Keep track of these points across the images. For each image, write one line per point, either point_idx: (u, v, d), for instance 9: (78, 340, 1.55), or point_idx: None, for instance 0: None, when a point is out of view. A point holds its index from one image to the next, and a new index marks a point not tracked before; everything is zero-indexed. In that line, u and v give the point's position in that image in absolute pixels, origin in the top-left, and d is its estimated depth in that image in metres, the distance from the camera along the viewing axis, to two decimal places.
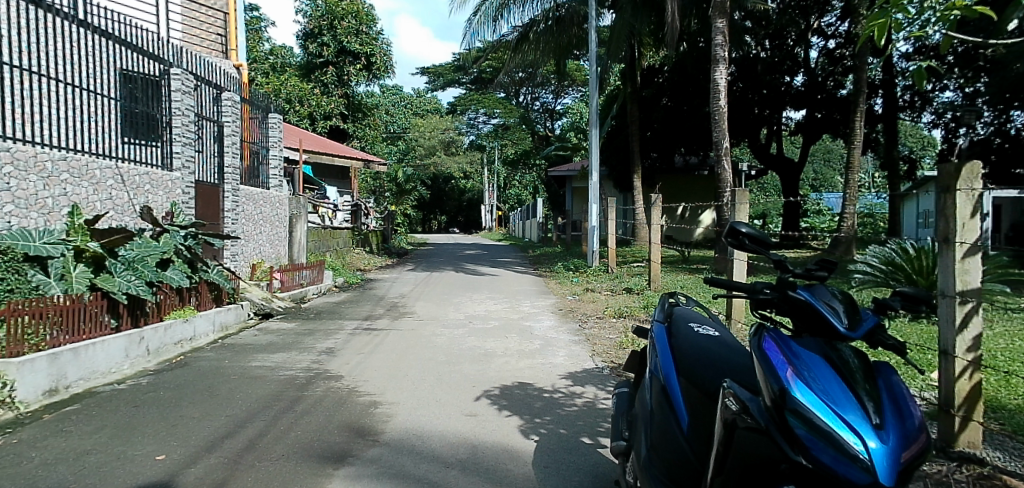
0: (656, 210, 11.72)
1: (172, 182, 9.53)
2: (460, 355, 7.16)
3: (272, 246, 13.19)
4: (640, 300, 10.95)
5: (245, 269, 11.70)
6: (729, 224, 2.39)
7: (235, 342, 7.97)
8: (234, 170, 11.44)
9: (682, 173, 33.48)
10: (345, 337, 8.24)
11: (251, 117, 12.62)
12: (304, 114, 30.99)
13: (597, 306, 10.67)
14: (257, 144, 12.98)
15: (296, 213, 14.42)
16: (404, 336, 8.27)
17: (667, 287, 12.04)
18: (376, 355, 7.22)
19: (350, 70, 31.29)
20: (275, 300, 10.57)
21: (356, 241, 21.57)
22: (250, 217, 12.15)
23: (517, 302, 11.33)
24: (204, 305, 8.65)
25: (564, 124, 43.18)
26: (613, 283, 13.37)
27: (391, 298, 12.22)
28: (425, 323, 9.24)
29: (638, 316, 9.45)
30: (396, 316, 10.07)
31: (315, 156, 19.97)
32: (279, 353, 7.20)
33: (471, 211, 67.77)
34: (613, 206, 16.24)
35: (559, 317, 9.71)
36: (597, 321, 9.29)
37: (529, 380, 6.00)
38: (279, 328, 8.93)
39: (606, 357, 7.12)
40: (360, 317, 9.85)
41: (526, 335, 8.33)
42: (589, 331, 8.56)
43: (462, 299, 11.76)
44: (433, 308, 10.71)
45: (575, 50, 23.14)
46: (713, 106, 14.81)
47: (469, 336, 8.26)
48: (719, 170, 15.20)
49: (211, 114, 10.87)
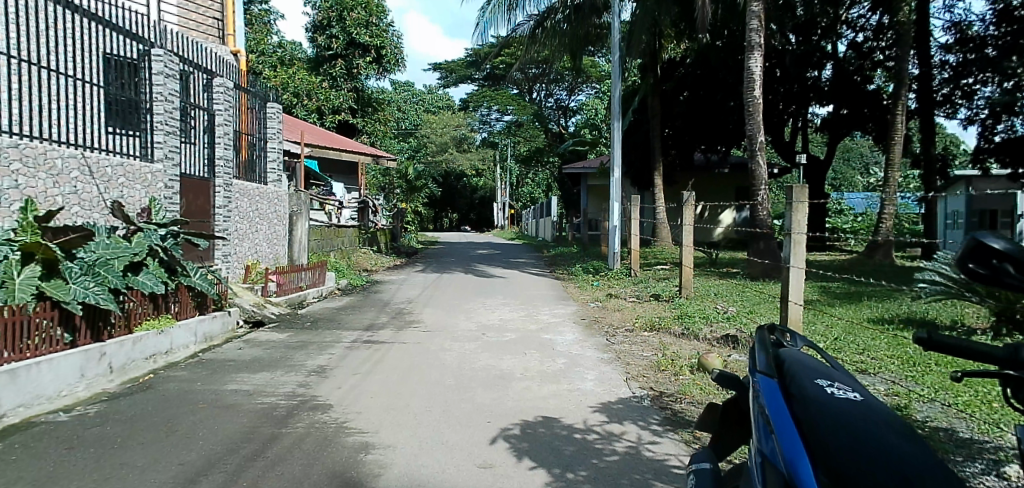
0: (689, 210, 10.58)
1: (153, 175, 8.50)
2: (473, 377, 6.10)
3: (269, 245, 12.27)
4: (672, 309, 9.84)
5: (238, 271, 10.82)
6: (970, 240, 1.36)
7: (216, 358, 6.97)
8: (226, 163, 10.42)
9: (702, 171, 32.29)
10: (341, 352, 7.21)
11: (246, 107, 11.61)
12: (312, 108, 30.05)
13: (625, 316, 9.57)
14: (254, 135, 11.96)
15: (297, 211, 13.46)
16: (409, 352, 7.25)
17: (700, 294, 10.92)
18: (374, 376, 6.18)
19: (359, 63, 30.41)
20: (268, 305, 9.66)
21: (363, 240, 20.61)
22: (245, 215, 11.22)
23: (535, 309, 10.29)
24: (186, 313, 7.71)
25: (580, 120, 42.03)
26: (639, 289, 12.25)
27: (398, 303, 11.21)
28: (433, 335, 8.19)
29: (672, 328, 8.37)
30: (401, 325, 9.05)
31: (321, 151, 18.99)
32: (261, 373, 6.18)
33: (483, 210, 66.71)
34: (636, 204, 15.13)
35: (584, 328, 8.64)
36: (626, 334, 8.21)
37: (555, 415, 4.94)
38: (269, 339, 7.93)
39: (643, 382, 6.03)
40: (362, 327, 8.84)
41: (548, 352, 7.27)
42: (619, 347, 7.47)
43: (475, 305, 10.72)
44: (441, 317, 9.67)
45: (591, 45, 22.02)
46: (747, 97, 13.63)
47: (483, 352, 7.20)
48: (753, 166, 13.91)
49: (198, 101, 9.85)
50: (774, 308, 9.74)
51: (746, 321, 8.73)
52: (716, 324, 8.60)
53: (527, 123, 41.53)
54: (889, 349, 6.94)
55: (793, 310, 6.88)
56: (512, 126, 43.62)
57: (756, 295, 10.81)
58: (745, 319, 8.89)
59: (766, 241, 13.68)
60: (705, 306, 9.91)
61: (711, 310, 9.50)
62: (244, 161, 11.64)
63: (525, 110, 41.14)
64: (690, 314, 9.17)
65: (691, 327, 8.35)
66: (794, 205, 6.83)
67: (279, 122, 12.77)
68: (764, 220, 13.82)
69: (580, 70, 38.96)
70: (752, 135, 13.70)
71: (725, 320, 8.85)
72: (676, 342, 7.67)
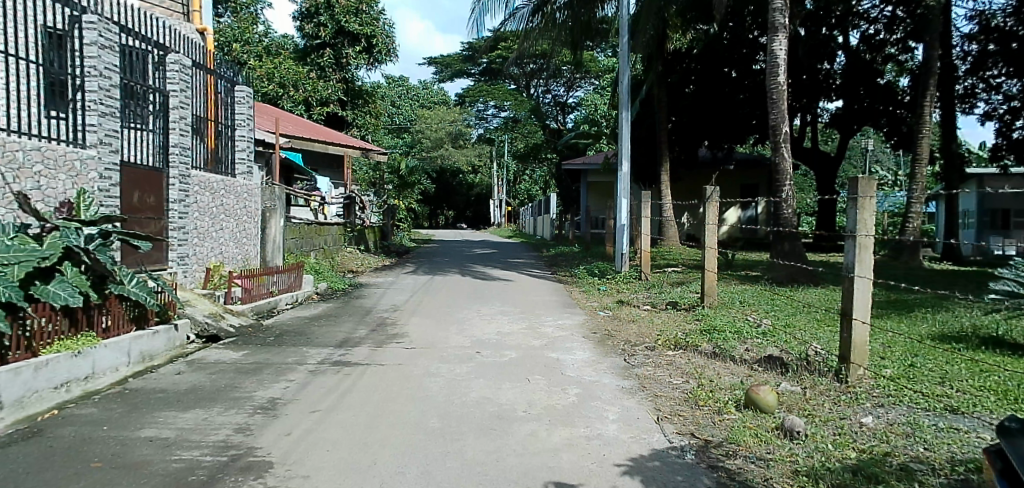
0: (713, 206, 9.27)
1: (83, 163, 7.12)
2: (463, 418, 4.75)
3: (237, 245, 10.88)
4: (695, 321, 8.54)
5: (197, 275, 9.49)
6: None
7: (146, 385, 5.58)
8: (182, 151, 9.08)
9: (706, 166, 31.11)
10: (302, 379, 5.86)
11: (211, 89, 10.29)
12: (299, 99, 28.58)
13: (642, 329, 8.25)
14: (221, 122, 10.63)
15: (272, 207, 12.08)
16: (386, 379, 5.91)
17: (723, 302, 9.64)
18: (337, 415, 4.82)
19: (348, 52, 29.03)
20: (227, 315, 8.29)
21: (349, 238, 19.26)
22: (206, 210, 9.89)
23: (537, 320, 8.98)
24: (117, 328, 6.37)
25: (578, 117, 40.71)
26: (653, 296, 10.96)
27: (380, 312, 9.87)
28: (417, 355, 6.86)
29: (701, 346, 7.07)
30: (381, 340, 7.71)
31: (303, 144, 17.67)
32: (191, 411, 4.80)
33: (478, 207, 65.37)
34: (645, 201, 13.80)
35: (596, 346, 7.34)
36: (647, 353, 6.91)
37: (571, 482, 3.61)
38: (218, 358, 6.56)
39: (679, 425, 4.71)
40: (334, 342, 7.49)
41: (556, 378, 5.94)
42: (642, 372, 6.15)
43: (468, 315, 9.39)
44: (429, 330, 8.34)
45: (588, 40, 20.54)
46: (770, 83, 12.34)
47: (476, 380, 5.86)
48: (777, 159, 12.57)
49: (149, 80, 8.49)
50: (814, 320, 8.45)
51: (786, 338, 7.44)
52: (752, 341, 7.31)
53: (524, 120, 40.17)
54: (976, 378, 5.64)
55: (857, 330, 5.54)
56: (509, 122, 42.33)
57: (788, 305, 9.54)
58: (784, 335, 7.61)
59: (790, 242, 12.38)
60: (733, 316, 8.63)
61: (740, 322, 8.23)
62: (208, 150, 10.28)
63: (522, 105, 39.85)
64: (718, 327, 7.87)
65: (723, 345, 7.04)
66: (857, 202, 5.55)
67: (250, 107, 11.40)
68: (789, 219, 12.51)
69: (580, 64, 37.64)
70: (775, 126, 12.38)
71: (761, 336, 7.56)
72: (709, 365, 6.37)
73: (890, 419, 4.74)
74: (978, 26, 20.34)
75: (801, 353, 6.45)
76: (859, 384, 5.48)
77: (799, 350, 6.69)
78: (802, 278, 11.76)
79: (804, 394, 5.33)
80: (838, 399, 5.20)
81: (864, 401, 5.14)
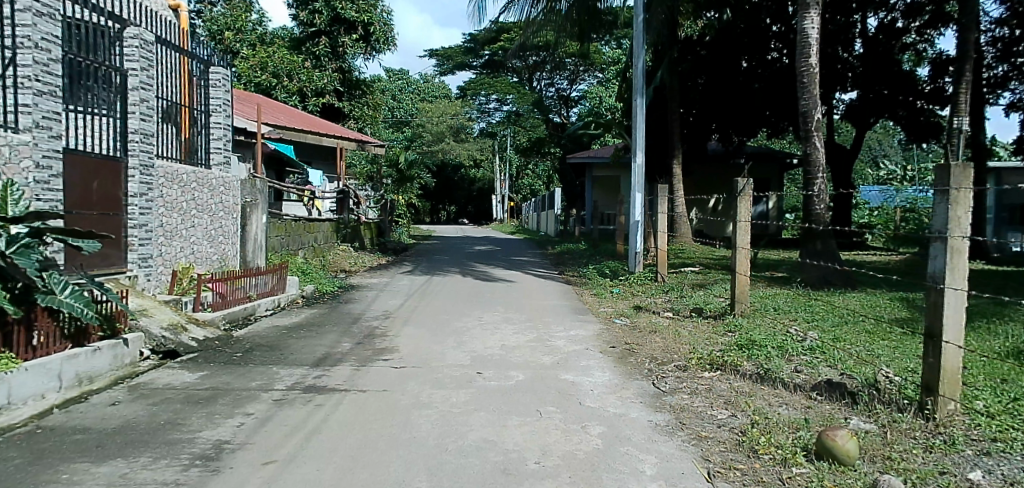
0: (745, 202, 8.18)
1: (13, 149, 5.98)
2: (458, 473, 3.63)
3: (211, 243, 9.79)
4: (727, 332, 7.46)
5: (162, 278, 8.45)
6: None
7: (68, 421, 4.47)
8: (144, 138, 7.99)
9: (717, 160, 29.95)
10: (263, 412, 4.77)
11: (183, 70, 9.23)
12: (294, 90, 27.42)
13: (667, 343, 7.17)
14: (195, 108, 9.57)
15: (252, 202, 10.97)
16: (365, 413, 4.82)
17: (756, 310, 8.56)
18: (295, 468, 3.71)
19: (344, 41, 27.95)
20: (190, 326, 7.15)
21: (342, 235, 18.23)
22: (174, 205, 8.80)
23: (548, 331, 7.91)
24: (48, 348, 5.24)
25: (582, 109, 39.58)
26: (673, 301, 9.90)
27: (370, 319, 8.80)
28: (406, 377, 5.78)
29: (741, 365, 6.00)
30: (366, 356, 6.64)
31: (294, 135, 16.61)
32: (107, 464, 3.69)
33: (481, 202, 64.28)
34: (662, 196, 12.66)
35: (617, 365, 6.26)
36: (679, 375, 5.82)
37: None
38: (168, 383, 5.46)
39: (738, 484, 3.57)
40: (310, 360, 6.42)
41: (573, 411, 4.86)
42: (677, 402, 5.07)
43: (468, 324, 8.33)
44: (423, 343, 7.26)
45: (593, 32, 19.25)
46: (800, 65, 11.20)
47: (475, 415, 4.77)
48: (809, 149, 11.42)
49: (104, 57, 7.37)
50: (864, 332, 7.34)
51: (840, 356, 6.35)
52: (800, 360, 6.23)
53: (527, 114, 39.00)
54: None
55: (947, 355, 4.45)
56: (512, 115, 41.23)
57: (829, 313, 8.47)
58: (836, 352, 6.53)
59: (823, 241, 11.25)
60: (770, 327, 7.55)
61: (780, 335, 7.15)
62: (180, 138, 9.22)
63: (525, 98, 38.66)
64: (757, 341, 6.78)
65: (767, 365, 5.97)
66: (949, 197, 4.41)
67: (227, 92, 10.35)
68: (822, 215, 11.39)
69: (584, 55, 36.45)
70: (807, 113, 11.25)
71: (810, 353, 6.48)
72: (756, 393, 5.27)
73: (1005, 475, 3.58)
74: (1009, 11, 18.41)
75: (866, 378, 5.35)
76: (951, 425, 4.36)
77: (863, 373, 5.60)
78: (836, 280, 10.71)
79: (883, 438, 4.25)
80: (928, 445, 4.10)
81: (962, 448, 4.01)
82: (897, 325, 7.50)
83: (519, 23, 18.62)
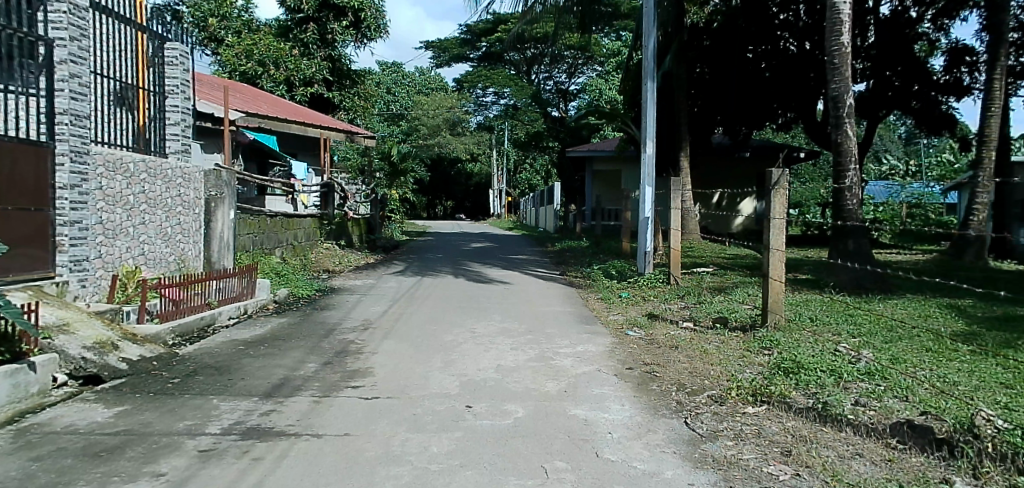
0: (780, 196, 6.96)
1: None
2: None
3: (167, 242, 8.59)
4: (763, 351, 6.31)
5: (102, 284, 7.26)
6: None
7: None
8: (76, 120, 6.79)
9: (722, 153, 28.77)
10: (178, 470, 3.57)
11: (133, 44, 8.07)
12: (280, 79, 26.08)
13: (694, 364, 6.01)
14: (148, 88, 8.40)
15: (216, 197, 9.74)
16: (311, 469, 3.62)
17: (790, 320, 7.42)
18: None
19: (333, 27, 26.72)
20: (124, 344, 5.94)
21: (326, 232, 17.09)
22: (117, 199, 7.58)
23: (551, 347, 6.75)
24: None
25: (582, 102, 38.39)
26: (692, 308, 8.74)
27: (346, 331, 7.64)
28: (377, 414, 4.61)
29: (792, 399, 4.85)
30: (332, 382, 5.48)
31: (275, 125, 15.46)
32: None
33: (478, 196, 63.19)
34: (674, 190, 11.42)
35: (638, 397, 5.08)
36: (717, 413, 4.66)
37: None
38: (70, 425, 4.26)
39: None
40: (263, 388, 5.25)
41: (588, 468, 3.66)
42: (723, 454, 3.91)
43: (458, 338, 7.17)
44: (403, 363, 6.10)
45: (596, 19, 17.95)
46: (831, 44, 9.98)
47: (460, 475, 3.57)
48: (839, 138, 10.20)
49: (20, 21, 6.16)
50: (926, 351, 6.18)
51: (909, 384, 5.20)
52: (859, 389, 5.11)
53: (524, 107, 37.79)
54: None
55: None
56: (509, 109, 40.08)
57: (874, 324, 7.34)
58: (901, 377, 5.39)
59: (856, 240, 10.07)
60: (812, 343, 6.42)
61: (828, 355, 6.00)
62: (129, 122, 8.06)
63: (523, 91, 37.50)
64: (803, 363, 5.64)
65: (826, 398, 4.82)
66: None
67: (184, 71, 9.17)
68: (854, 211, 10.21)
69: (584, 47, 35.20)
70: (838, 98, 10.08)
71: (871, 379, 5.35)
72: (820, 440, 4.14)
73: None
74: None
75: (957, 418, 4.18)
76: None
77: (951, 411, 4.42)
78: (872, 285, 9.56)
79: None
80: None
81: None
82: (963, 341, 6.35)
83: (513, 15, 17.23)
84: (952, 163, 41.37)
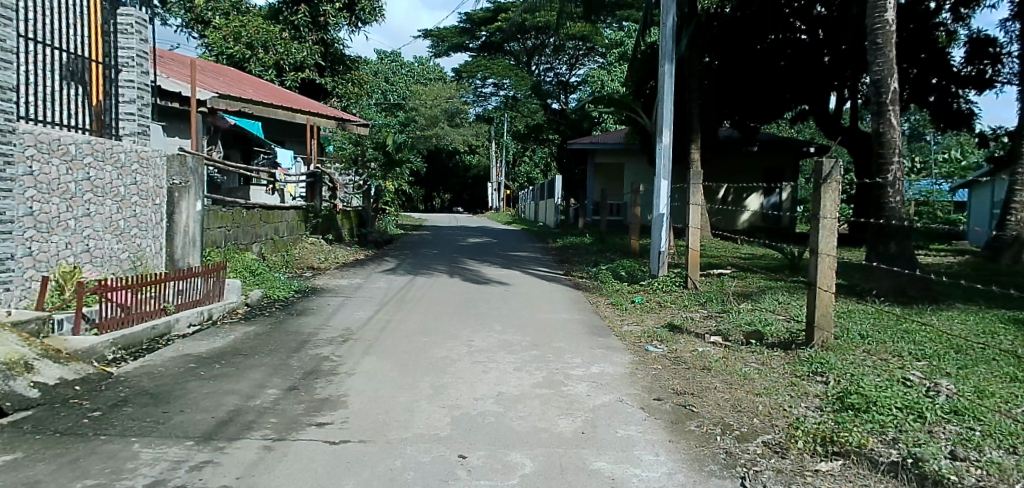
0: (832, 193, 5.89)
1: None
2: None
3: (117, 238, 7.49)
4: (816, 378, 5.23)
5: (32, 287, 6.19)
6: None
7: None
8: None
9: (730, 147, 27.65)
10: None
11: (84, 9, 7.05)
12: (270, 63, 24.85)
13: (736, 395, 4.94)
14: (99, 60, 7.32)
15: (179, 186, 8.61)
16: None
17: (838, 338, 6.34)
18: None
19: (326, 9, 25.56)
20: (41, 363, 4.85)
21: (313, 225, 16.03)
22: (52, 186, 6.48)
23: (561, 368, 5.67)
24: None
25: (584, 93, 37.26)
26: (718, 318, 7.69)
27: (320, 344, 6.57)
28: (342, 468, 3.53)
29: (874, 450, 3.78)
30: (292, 416, 4.40)
31: (260, 110, 14.35)
32: None
33: (476, 189, 62.09)
34: (693, 182, 10.30)
35: (677, 445, 3.98)
36: (781, 472, 3.57)
37: None
38: None
39: None
40: (204, 425, 4.18)
41: None
42: None
43: (451, 355, 6.09)
44: (385, 389, 5.04)
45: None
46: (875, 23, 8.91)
47: None
48: (881, 128, 9.10)
49: None
50: (1015, 380, 5.09)
51: (1010, 427, 4.11)
52: (949, 435, 4.01)
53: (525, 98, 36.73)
54: None
55: None
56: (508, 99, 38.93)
57: (937, 344, 6.27)
58: (996, 418, 4.30)
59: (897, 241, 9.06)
60: (874, 370, 5.35)
61: (896, 385, 4.92)
62: (76, 98, 6.99)
63: (523, 81, 36.39)
64: (873, 398, 4.56)
65: (918, 448, 3.72)
66: None
67: (142, 42, 8.06)
68: (895, 210, 9.13)
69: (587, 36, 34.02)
70: (880, 82, 9.00)
71: (960, 420, 4.25)
72: None
73: None
74: None
75: None
76: None
77: None
78: (915, 292, 8.52)
79: None
80: None
81: None
82: None
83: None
84: (962, 161, 40.41)
